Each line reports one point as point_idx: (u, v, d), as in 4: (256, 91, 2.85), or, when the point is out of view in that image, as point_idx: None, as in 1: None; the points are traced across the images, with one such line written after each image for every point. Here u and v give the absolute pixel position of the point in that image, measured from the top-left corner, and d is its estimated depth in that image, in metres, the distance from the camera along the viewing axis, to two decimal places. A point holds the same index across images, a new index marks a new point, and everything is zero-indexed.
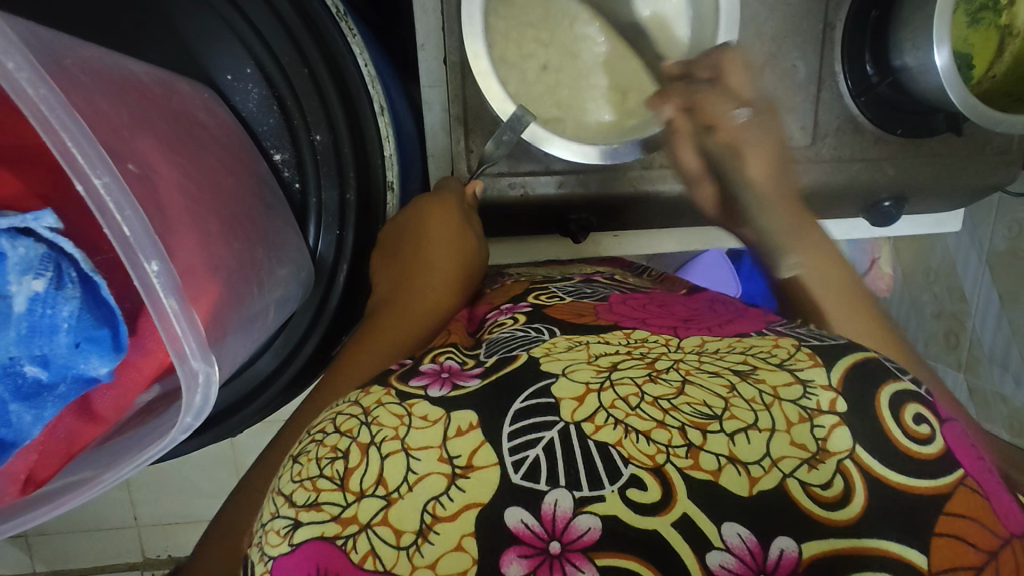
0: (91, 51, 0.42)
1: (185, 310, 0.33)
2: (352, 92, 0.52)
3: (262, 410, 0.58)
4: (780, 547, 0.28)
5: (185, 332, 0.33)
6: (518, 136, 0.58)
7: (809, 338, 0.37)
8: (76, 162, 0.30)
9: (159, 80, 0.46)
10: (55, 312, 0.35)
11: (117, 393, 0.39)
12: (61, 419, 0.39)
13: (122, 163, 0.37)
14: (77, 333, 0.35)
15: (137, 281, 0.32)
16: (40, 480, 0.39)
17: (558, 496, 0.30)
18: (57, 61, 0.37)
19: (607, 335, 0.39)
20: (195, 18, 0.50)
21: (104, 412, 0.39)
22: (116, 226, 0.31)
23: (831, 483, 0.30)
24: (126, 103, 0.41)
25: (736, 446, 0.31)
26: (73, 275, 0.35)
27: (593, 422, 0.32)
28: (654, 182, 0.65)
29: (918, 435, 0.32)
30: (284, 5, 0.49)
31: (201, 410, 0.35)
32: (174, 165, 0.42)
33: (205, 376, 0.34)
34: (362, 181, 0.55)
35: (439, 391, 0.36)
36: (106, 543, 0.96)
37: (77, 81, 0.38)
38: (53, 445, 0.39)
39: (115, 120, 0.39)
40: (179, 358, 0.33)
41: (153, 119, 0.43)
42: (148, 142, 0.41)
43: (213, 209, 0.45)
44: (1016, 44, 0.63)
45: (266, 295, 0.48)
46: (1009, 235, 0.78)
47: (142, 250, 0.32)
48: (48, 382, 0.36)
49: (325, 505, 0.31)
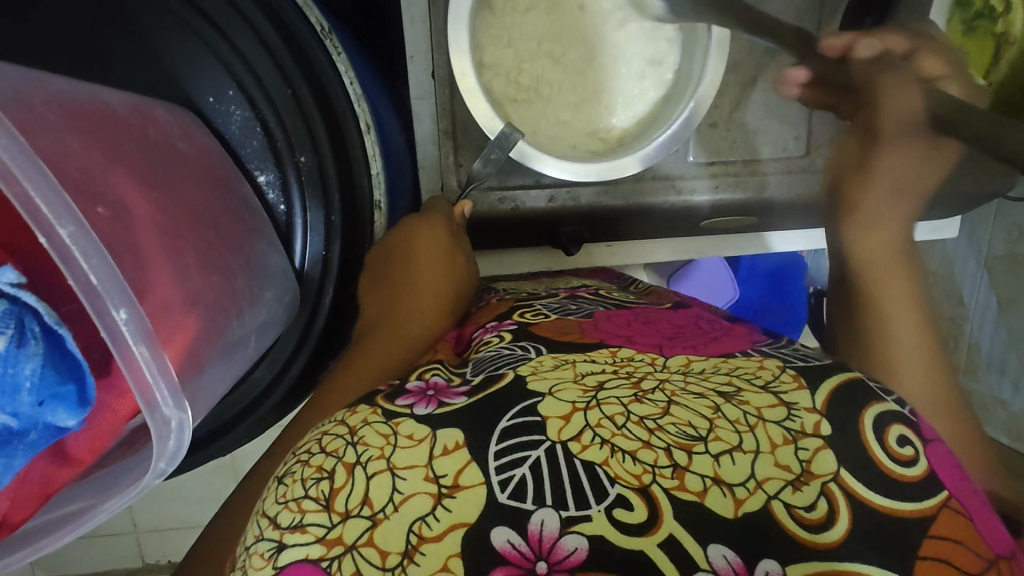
0: (62, 84, 0.42)
1: (156, 355, 0.33)
2: (337, 111, 0.53)
3: (255, 426, 0.59)
4: (766, 570, 0.28)
5: (155, 380, 0.33)
6: (507, 153, 0.58)
7: (793, 359, 0.37)
8: (40, 214, 0.30)
9: (135, 108, 0.46)
10: (17, 371, 0.34)
11: (91, 434, 0.40)
12: (35, 464, 0.39)
13: (90, 206, 0.38)
14: (40, 392, 0.35)
15: (105, 330, 0.32)
16: (15, 522, 0.39)
17: (544, 516, 0.30)
18: (22, 102, 0.38)
19: (594, 353, 0.39)
20: (173, 41, 0.50)
21: (80, 455, 0.40)
22: (82, 276, 0.31)
23: (815, 505, 0.30)
24: (98, 140, 0.41)
25: (721, 467, 0.31)
26: (36, 329, 0.35)
27: (580, 442, 0.32)
28: (649, 193, 0.66)
29: (902, 457, 0.32)
30: (265, 26, 0.49)
31: (174, 455, 0.36)
32: (149, 200, 0.43)
33: (178, 423, 0.35)
34: (348, 206, 0.56)
35: (426, 409, 0.36)
36: (104, 550, 0.96)
37: (43, 118, 0.38)
38: (27, 488, 0.39)
39: (86, 160, 0.40)
40: (149, 406, 0.34)
41: (125, 151, 0.43)
42: (123, 178, 0.42)
43: (189, 240, 0.45)
44: (1011, 52, 0.62)
45: (246, 322, 0.48)
46: (1009, 238, 0.81)
47: (110, 298, 0.32)
48: (19, 430, 0.36)
49: (310, 526, 0.31)
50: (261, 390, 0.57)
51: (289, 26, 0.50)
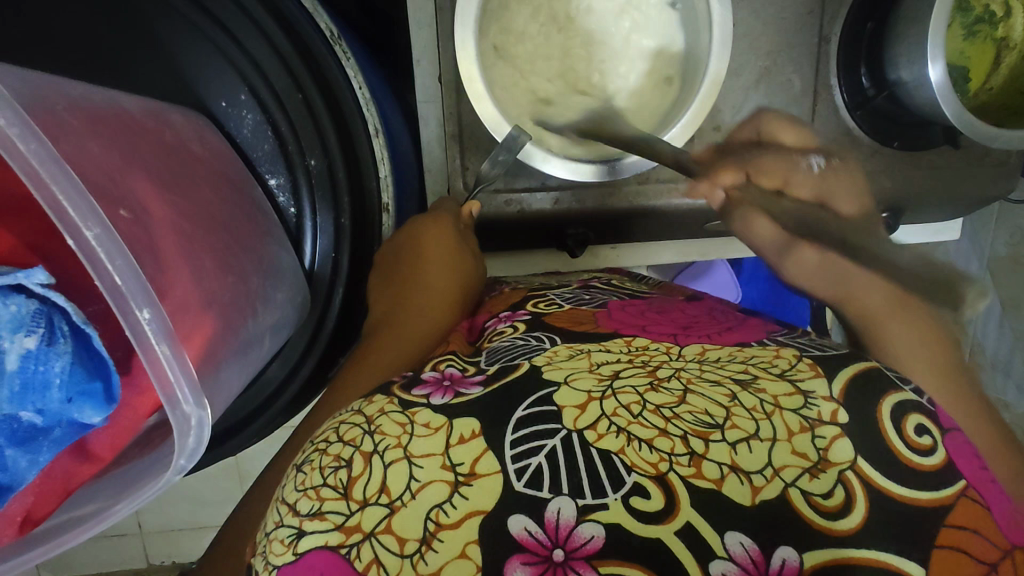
0: (81, 89, 0.43)
1: (177, 353, 0.34)
2: (347, 115, 0.54)
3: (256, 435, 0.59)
4: (783, 556, 0.28)
5: (176, 379, 0.34)
6: (513, 156, 0.59)
7: (811, 348, 0.38)
8: (67, 215, 0.31)
9: (150, 113, 0.47)
10: (47, 368, 0.34)
11: (112, 432, 0.39)
12: (58, 460, 0.39)
13: (113, 209, 0.38)
14: (69, 388, 0.35)
15: (129, 329, 0.32)
16: (37, 519, 0.39)
17: (561, 504, 0.30)
18: (45, 107, 0.38)
19: (608, 343, 0.39)
20: (185, 44, 0.51)
21: (101, 452, 0.40)
22: (107, 277, 0.32)
23: (832, 493, 0.30)
24: (119, 144, 0.42)
25: (738, 455, 0.31)
26: (66, 328, 0.35)
27: (596, 430, 0.32)
28: (653, 198, 0.68)
29: (919, 446, 0.32)
30: (284, 43, 0.50)
31: (195, 451, 0.36)
32: (167, 203, 0.43)
33: (197, 420, 0.35)
34: (356, 206, 0.57)
35: (442, 398, 0.36)
36: (111, 551, 0.97)
37: (67, 126, 0.39)
38: (51, 484, 0.39)
39: (106, 163, 0.40)
40: (170, 403, 0.34)
41: (145, 157, 0.44)
42: (141, 181, 0.42)
43: (206, 243, 0.45)
44: (1012, 57, 0.64)
45: (260, 322, 0.49)
46: (1010, 240, 0.82)
47: (133, 299, 0.32)
48: (43, 427, 0.36)
49: (328, 513, 0.31)
50: (272, 389, 0.58)
51: (299, 32, 0.51)
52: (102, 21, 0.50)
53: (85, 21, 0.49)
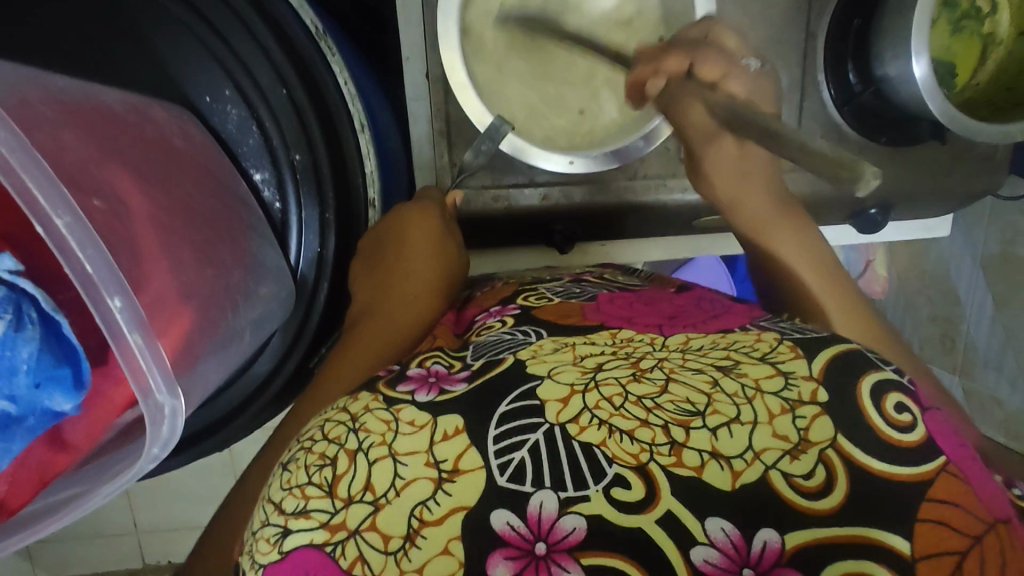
0: (60, 82, 0.43)
1: (150, 343, 0.33)
2: (331, 111, 0.53)
3: (236, 435, 0.59)
4: (764, 538, 0.28)
5: (150, 368, 0.34)
6: (496, 145, 0.60)
7: (791, 331, 0.38)
8: (37, 204, 0.31)
9: (132, 107, 0.47)
10: (14, 354, 0.34)
11: (89, 421, 0.39)
12: (32, 450, 0.39)
13: (87, 199, 0.39)
14: (37, 374, 0.35)
15: (99, 318, 0.32)
16: (12, 508, 0.39)
17: (543, 497, 0.30)
18: (21, 99, 0.38)
19: (593, 335, 0.39)
20: (167, 38, 0.51)
21: (76, 441, 0.39)
22: (77, 264, 0.31)
23: (813, 472, 0.30)
24: (94, 135, 0.42)
25: (719, 441, 0.31)
26: (34, 315, 0.35)
27: (577, 423, 0.32)
28: (639, 192, 0.67)
29: (898, 422, 0.32)
30: (265, 34, 0.50)
31: (168, 441, 0.36)
32: (145, 195, 0.43)
33: (172, 409, 0.35)
34: (342, 201, 0.56)
35: (427, 396, 0.36)
36: (105, 551, 0.96)
37: (42, 119, 0.39)
38: (26, 472, 0.39)
39: (81, 156, 0.40)
40: (144, 393, 0.34)
41: (124, 151, 0.44)
42: (121, 174, 0.42)
43: (184, 236, 0.45)
44: (998, 52, 0.64)
45: (242, 316, 0.49)
46: (1003, 238, 0.82)
47: (104, 288, 0.32)
48: (17, 415, 0.36)
49: (313, 512, 0.31)
50: (258, 385, 0.58)
51: (285, 29, 0.51)
52: (90, 19, 0.50)
53: (68, 17, 0.50)
